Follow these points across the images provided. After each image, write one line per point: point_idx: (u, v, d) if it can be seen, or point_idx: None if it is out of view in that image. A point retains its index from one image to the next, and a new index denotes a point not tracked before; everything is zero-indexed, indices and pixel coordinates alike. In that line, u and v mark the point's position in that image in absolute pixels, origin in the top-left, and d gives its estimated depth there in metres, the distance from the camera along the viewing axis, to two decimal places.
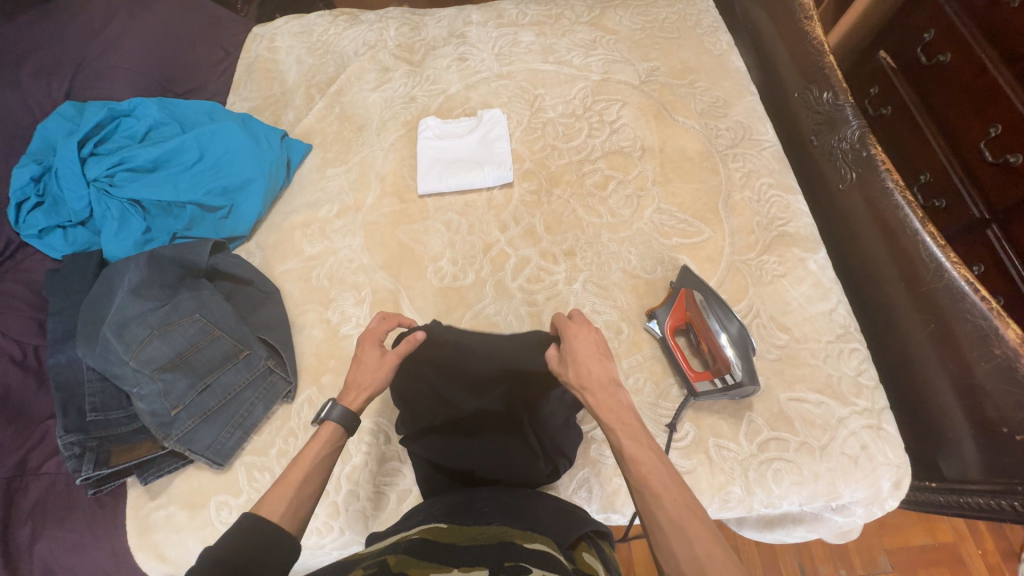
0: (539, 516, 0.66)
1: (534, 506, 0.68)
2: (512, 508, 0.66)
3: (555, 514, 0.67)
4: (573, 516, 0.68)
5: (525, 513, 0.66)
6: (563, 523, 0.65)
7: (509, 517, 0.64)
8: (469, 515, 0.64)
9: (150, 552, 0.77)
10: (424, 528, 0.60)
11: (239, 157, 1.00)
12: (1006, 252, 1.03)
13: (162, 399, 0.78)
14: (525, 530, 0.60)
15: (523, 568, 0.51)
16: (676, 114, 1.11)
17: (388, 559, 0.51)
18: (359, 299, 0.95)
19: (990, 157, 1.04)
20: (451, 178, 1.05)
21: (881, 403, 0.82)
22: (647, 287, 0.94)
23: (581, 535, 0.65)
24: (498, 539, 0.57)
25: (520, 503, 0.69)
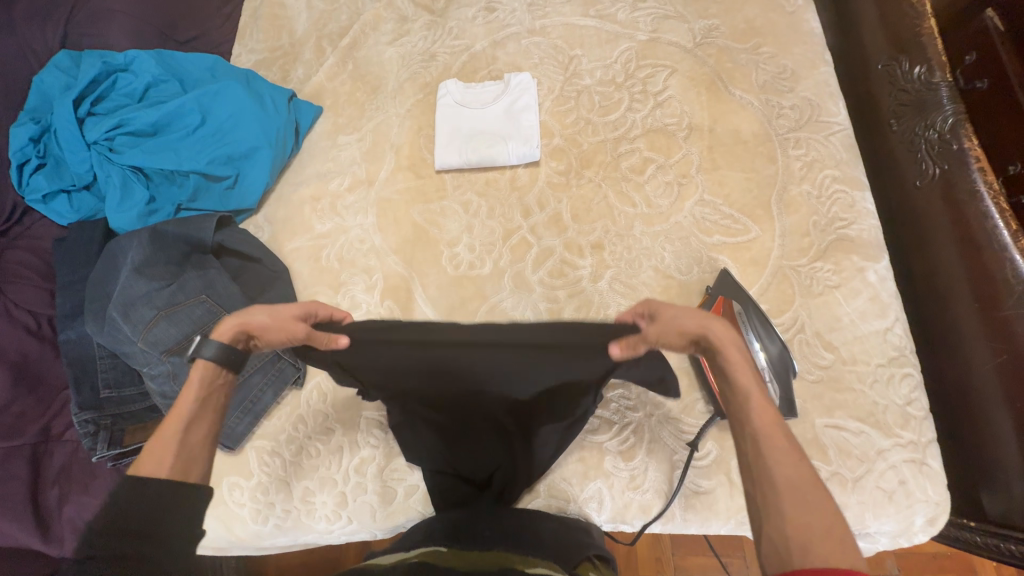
0: (539, 541, 0.61)
1: (536, 532, 0.63)
2: (513, 533, 0.61)
3: (558, 540, 0.62)
4: (575, 541, 0.63)
5: (526, 538, 0.61)
6: (564, 548, 0.60)
7: (511, 542, 0.58)
8: (469, 537, 0.59)
9: None
10: (426, 550, 0.55)
11: (245, 122, 0.92)
12: None
13: (171, 381, 0.77)
14: (528, 555, 0.55)
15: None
16: (732, 87, 0.96)
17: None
18: (370, 285, 0.90)
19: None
20: (471, 154, 0.95)
21: (928, 436, 0.75)
22: (680, 290, 0.85)
23: (585, 558, 0.60)
24: (500, 563, 0.52)
25: (519, 526, 0.64)
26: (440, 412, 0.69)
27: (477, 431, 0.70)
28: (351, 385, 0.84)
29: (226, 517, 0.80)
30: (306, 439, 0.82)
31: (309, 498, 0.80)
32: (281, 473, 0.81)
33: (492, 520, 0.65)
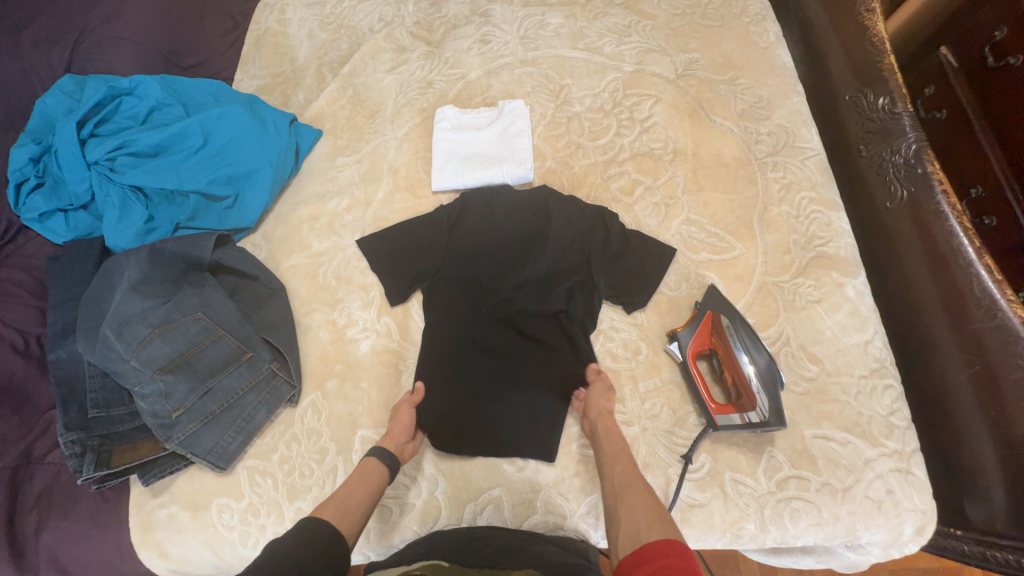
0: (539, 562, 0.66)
1: (536, 556, 0.67)
2: (513, 558, 0.66)
3: (561, 564, 0.66)
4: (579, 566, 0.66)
5: (524, 563, 0.65)
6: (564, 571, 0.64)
7: (510, 568, 0.64)
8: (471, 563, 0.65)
9: (152, 549, 0.78)
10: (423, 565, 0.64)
11: (246, 144, 0.95)
12: None
13: (164, 400, 0.76)
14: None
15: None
16: (713, 115, 1.02)
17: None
18: (366, 302, 0.91)
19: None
20: (467, 176, 0.98)
21: (911, 445, 0.78)
22: (669, 305, 0.88)
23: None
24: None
25: (521, 550, 0.69)
26: (449, 337, 0.88)
27: (478, 365, 0.86)
28: (347, 402, 0.84)
29: (213, 541, 0.78)
30: (299, 458, 0.81)
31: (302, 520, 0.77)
32: (272, 494, 0.79)
33: (496, 541, 0.71)
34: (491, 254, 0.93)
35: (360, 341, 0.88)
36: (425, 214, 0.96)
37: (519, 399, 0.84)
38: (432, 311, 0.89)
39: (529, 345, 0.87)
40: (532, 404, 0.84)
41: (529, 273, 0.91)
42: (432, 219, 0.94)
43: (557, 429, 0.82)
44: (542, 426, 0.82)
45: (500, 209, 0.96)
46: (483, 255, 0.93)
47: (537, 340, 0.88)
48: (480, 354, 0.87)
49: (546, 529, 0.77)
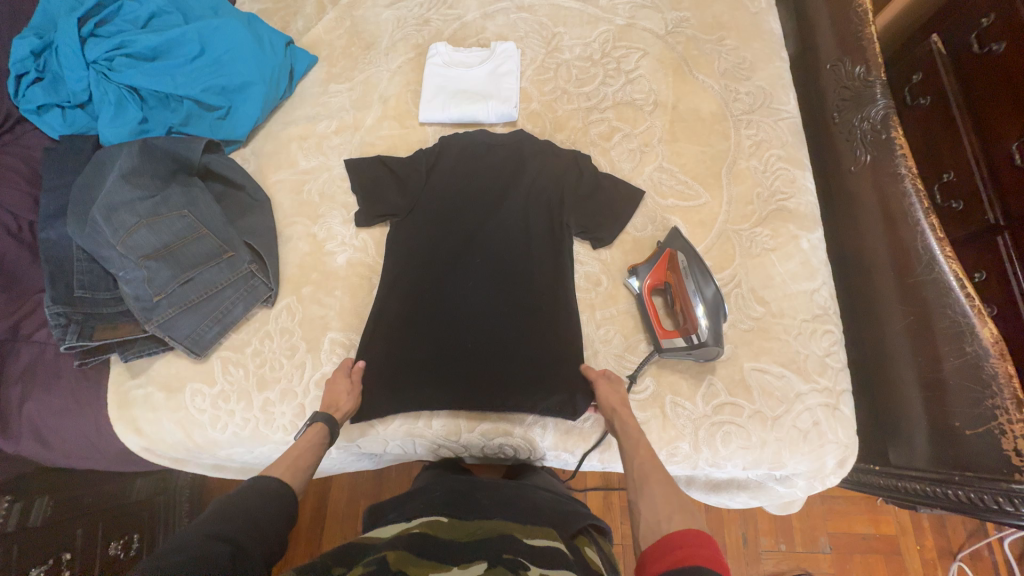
0: (541, 511, 0.70)
1: (533, 502, 0.72)
2: (512, 505, 0.71)
3: (556, 510, 0.71)
4: (573, 511, 0.72)
5: (523, 509, 0.70)
6: (561, 516, 0.70)
7: (511, 514, 0.69)
8: (472, 511, 0.69)
9: (128, 425, 0.84)
10: (425, 521, 0.65)
11: (241, 58, 0.98)
12: (1012, 264, 0.85)
13: (146, 284, 0.81)
14: (527, 526, 0.65)
15: (520, 561, 0.56)
16: (697, 72, 1.05)
17: (388, 555, 0.55)
18: (347, 219, 0.96)
19: (1018, 161, 0.84)
20: (453, 109, 1.01)
21: (842, 385, 0.83)
22: (633, 244, 0.93)
23: (581, 530, 0.69)
24: (501, 539, 0.60)
25: (518, 494, 0.74)
26: (419, 261, 0.92)
27: (451, 291, 0.90)
28: (320, 307, 0.89)
29: (185, 422, 0.84)
30: (271, 353, 0.86)
31: (270, 409, 0.83)
32: (244, 383, 0.85)
33: (492, 490, 0.75)
34: (469, 185, 0.97)
35: (338, 254, 0.93)
36: (403, 157, 0.99)
37: (483, 319, 0.88)
38: (401, 250, 0.92)
39: (500, 275, 0.91)
40: (496, 326, 0.88)
41: (505, 218, 0.94)
42: (411, 160, 0.97)
43: (517, 350, 0.86)
44: (502, 346, 0.86)
45: (479, 153, 0.99)
46: (459, 199, 0.96)
47: (511, 280, 0.90)
48: (450, 276, 0.91)
49: (496, 435, 0.83)
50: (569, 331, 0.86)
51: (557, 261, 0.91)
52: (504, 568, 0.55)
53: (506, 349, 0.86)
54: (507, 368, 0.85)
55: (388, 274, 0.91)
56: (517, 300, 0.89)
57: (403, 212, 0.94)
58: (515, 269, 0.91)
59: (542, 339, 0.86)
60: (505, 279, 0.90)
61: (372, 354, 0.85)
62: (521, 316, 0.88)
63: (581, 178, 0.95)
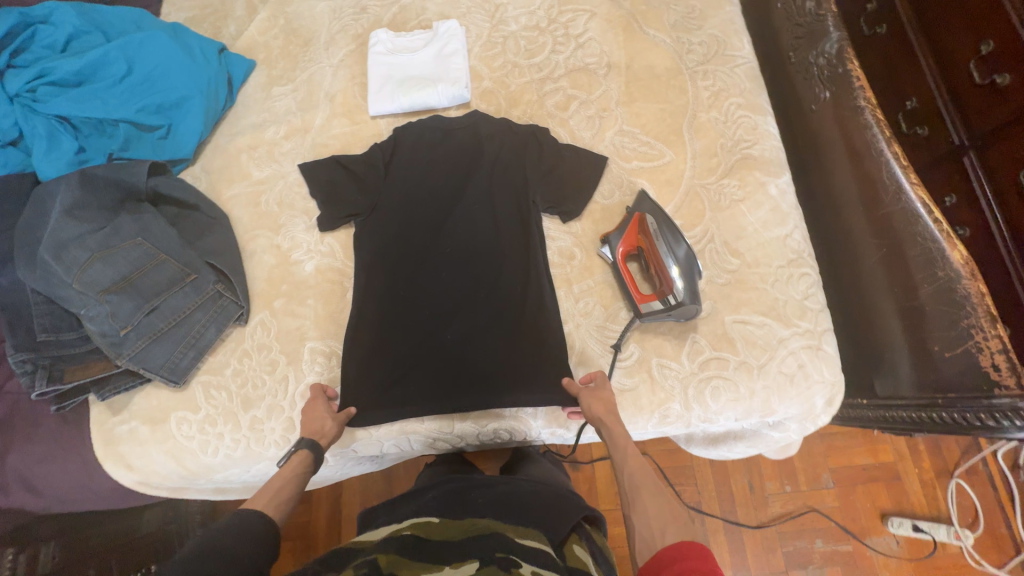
0: (532, 510, 0.71)
1: (525, 501, 0.73)
2: (506, 504, 0.72)
3: (550, 507, 0.72)
4: (567, 508, 0.73)
5: (515, 509, 0.71)
6: (554, 514, 0.71)
7: (502, 515, 0.69)
8: (464, 512, 0.69)
9: (117, 462, 0.83)
10: (415, 522, 0.65)
11: (173, 72, 0.94)
12: (980, 183, 0.81)
13: (110, 319, 0.79)
14: (518, 526, 0.66)
15: (512, 560, 0.57)
16: (647, 27, 1.02)
17: (379, 558, 0.55)
18: (310, 225, 0.93)
19: (979, 79, 0.81)
20: (403, 98, 0.98)
21: (823, 325, 0.84)
22: (603, 213, 0.92)
23: (572, 528, 0.70)
24: (492, 538, 0.61)
25: (511, 492, 0.75)
26: (390, 258, 0.90)
27: (426, 284, 0.89)
28: (294, 318, 0.88)
29: (176, 451, 0.82)
30: (251, 372, 0.84)
31: (258, 427, 0.82)
32: (228, 405, 0.83)
33: (488, 488, 0.75)
34: (429, 174, 0.94)
35: (305, 262, 0.91)
36: (358, 154, 0.96)
37: (460, 308, 0.87)
38: (367, 251, 0.90)
39: (474, 262, 0.89)
40: (474, 313, 0.87)
41: (470, 203, 0.92)
42: (366, 157, 0.94)
43: (498, 334, 0.85)
44: (483, 332, 0.86)
45: (435, 140, 0.96)
46: (421, 191, 0.93)
47: (483, 266, 0.89)
48: (422, 269, 0.89)
49: (488, 420, 0.83)
50: (548, 309, 0.85)
51: (527, 240, 0.89)
52: (497, 567, 0.55)
53: (486, 336, 0.86)
54: (490, 355, 0.84)
55: (357, 278, 0.89)
56: (490, 285, 0.88)
57: (368, 209, 0.92)
58: (487, 253, 0.90)
59: (520, 321, 0.86)
60: (479, 266, 0.89)
61: (352, 362, 0.84)
62: (499, 300, 0.87)
63: (542, 152, 0.93)
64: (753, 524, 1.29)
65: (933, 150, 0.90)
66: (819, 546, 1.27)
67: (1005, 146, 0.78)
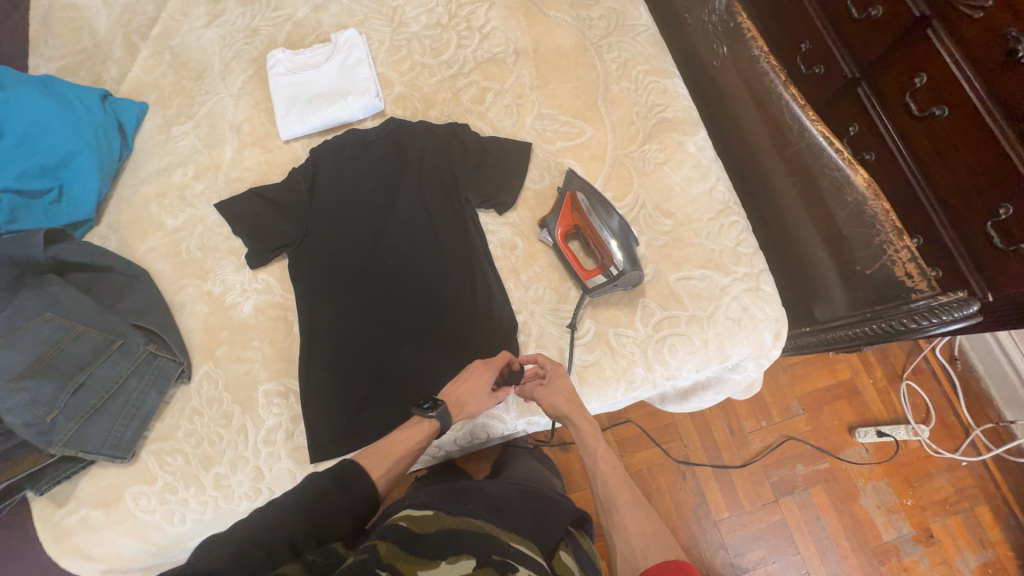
0: (522, 514, 0.71)
1: (513, 504, 0.72)
2: (498, 507, 0.71)
3: (539, 513, 0.72)
4: (557, 514, 0.74)
5: (506, 511, 0.71)
6: (541, 518, 0.71)
7: (495, 516, 0.68)
8: (458, 506, 0.67)
9: (74, 556, 0.76)
10: (411, 513, 0.64)
11: (52, 129, 0.86)
12: (875, 110, 0.88)
13: (32, 407, 0.72)
14: (510, 529, 0.66)
15: (508, 562, 0.57)
16: (546, 9, 1.03)
17: (380, 546, 0.56)
18: (240, 265, 0.89)
19: (857, 14, 0.87)
20: (314, 117, 0.94)
21: (759, 266, 0.88)
22: (537, 198, 0.92)
23: (560, 536, 0.71)
24: (488, 536, 0.61)
25: (502, 495, 0.74)
26: (332, 281, 0.87)
27: (375, 300, 0.87)
28: (241, 363, 0.83)
29: (138, 530, 0.77)
30: (205, 429, 0.80)
31: (224, 484, 0.78)
32: (187, 468, 0.79)
33: (481, 490, 0.74)
34: (356, 188, 0.92)
35: (243, 304, 0.87)
36: (278, 182, 0.92)
37: (414, 318, 0.86)
38: (307, 279, 0.87)
39: (420, 269, 0.88)
40: (429, 320, 0.86)
41: (403, 212, 0.91)
42: (287, 183, 0.90)
43: (457, 336, 0.85)
44: (441, 337, 0.85)
45: (356, 155, 0.93)
46: (351, 209, 0.91)
47: (427, 273, 0.88)
48: (369, 286, 0.87)
49: (463, 424, 0.83)
50: (502, 302, 0.85)
51: (467, 238, 0.89)
52: (494, 569, 0.55)
53: (443, 341, 0.85)
54: (450, 359, 0.84)
55: (301, 310, 0.86)
56: (439, 290, 0.87)
57: (301, 236, 0.89)
58: (430, 258, 0.89)
59: (474, 320, 0.85)
60: (425, 272, 0.88)
61: (312, 396, 0.81)
62: (451, 303, 0.86)
63: (467, 147, 0.92)
64: (739, 464, 1.36)
65: (828, 86, 0.97)
66: (800, 470, 1.36)
67: (891, 71, 0.84)
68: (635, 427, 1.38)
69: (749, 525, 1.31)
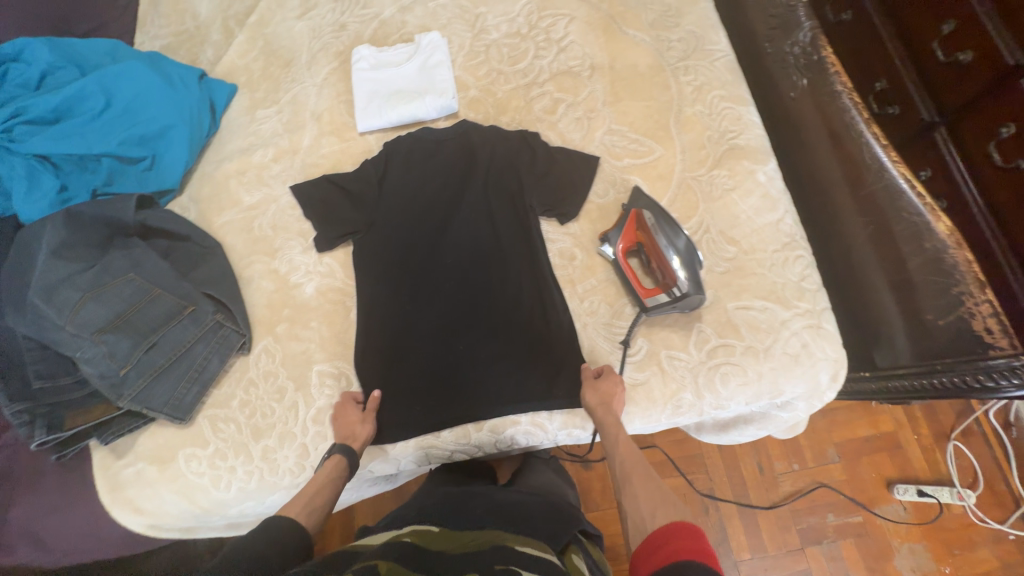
0: (530, 520, 0.71)
1: (529, 511, 0.74)
2: (506, 514, 0.72)
3: (547, 518, 0.73)
4: (566, 519, 0.75)
5: (515, 518, 0.71)
6: (553, 524, 0.72)
7: (501, 523, 0.69)
8: (462, 522, 0.69)
9: (126, 506, 0.80)
10: (414, 531, 0.64)
11: (153, 102, 0.92)
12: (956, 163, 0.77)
13: (109, 359, 0.76)
14: (518, 535, 0.66)
15: (512, 569, 0.56)
16: (626, 27, 1.04)
17: (380, 564, 0.53)
18: (307, 247, 0.92)
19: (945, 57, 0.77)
20: (391, 112, 0.98)
21: (822, 304, 0.86)
22: (599, 212, 0.93)
23: (570, 540, 0.71)
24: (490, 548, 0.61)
25: (510, 505, 0.75)
26: (393, 273, 0.90)
27: (433, 297, 0.88)
28: (299, 342, 0.86)
29: (187, 489, 0.80)
30: (258, 400, 0.83)
31: (271, 456, 0.80)
32: (238, 437, 0.81)
33: (487, 501, 0.75)
34: (424, 185, 0.94)
35: (305, 285, 0.90)
36: (350, 172, 0.95)
37: (469, 318, 0.87)
38: (369, 268, 0.90)
39: (478, 270, 0.90)
40: (484, 321, 0.87)
41: (466, 212, 0.93)
42: (359, 173, 0.93)
43: (515, 339, 0.86)
44: (496, 339, 0.86)
45: (427, 153, 0.96)
46: (417, 204, 0.93)
47: (486, 275, 0.89)
48: (429, 282, 0.89)
49: (505, 427, 0.83)
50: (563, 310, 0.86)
51: (529, 244, 0.90)
52: None
53: (494, 344, 0.85)
54: (501, 363, 0.84)
55: (359, 296, 0.88)
56: (496, 292, 0.88)
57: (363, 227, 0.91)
58: (490, 262, 0.90)
59: (529, 325, 0.86)
60: (484, 273, 0.89)
61: (363, 382, 0.83)
62: (508, 306, 0.87)
63: (535, 155, 0.93)
64: (765, 505, 1.31)
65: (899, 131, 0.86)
66: (831, 520, 1.30)
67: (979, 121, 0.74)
68: (661, 453, 1.35)
69: (771, 570, 1.27)
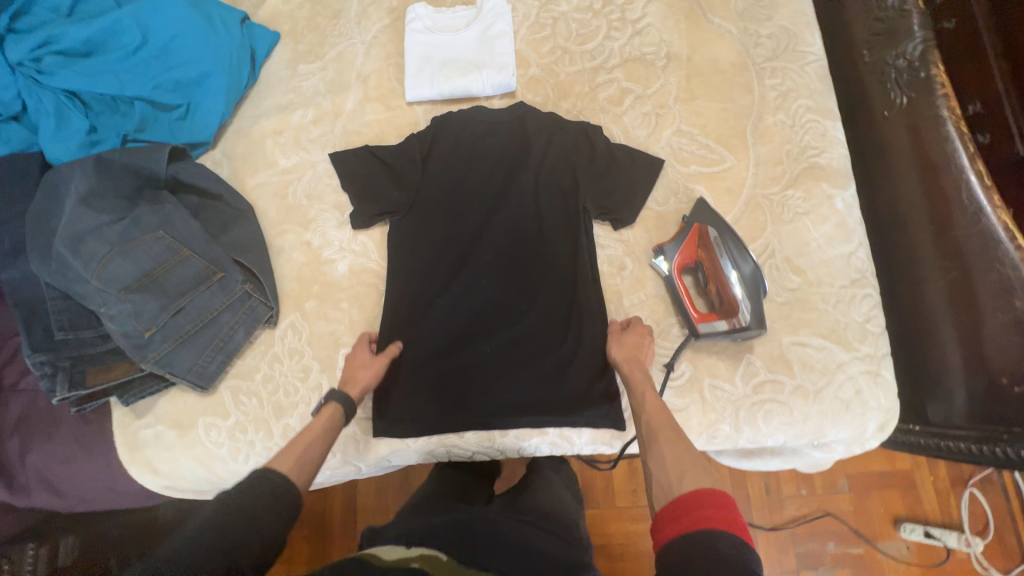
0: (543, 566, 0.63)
1: (539, 552, 0.66)
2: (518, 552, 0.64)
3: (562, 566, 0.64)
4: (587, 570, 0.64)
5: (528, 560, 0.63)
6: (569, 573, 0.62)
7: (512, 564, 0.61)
8: (472, 551, 0.62)
9: (143, 467, 0.79)
10: (423, 556, 0.59)
11: (191, 45, 0.85)
12: None
13: (133, 320, 0.74)
14: None
15: None
16: (711, 15, 0.94)
17: None
18: (342, 221, 0.87)
19: None
20: (444, 84, 0.90)
21: (883, 349, 0.80)
22: (657, 221, 0.86)
23: None
24: None
25: (525, 541, 0.67)
26: (430, 262, 0.85)
27: (469, 291, 0.84)
28: (327, 322, 0.83)
29: (204, 457, 0.79)
30: (281, 377, 0.80)
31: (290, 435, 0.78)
32: (259, 411, 0.79)
33: (501, 531, 0.68)
34: (471, 171, 0.87)
35: (337, 262, 0.85)
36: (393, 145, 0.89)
37: (505, 319, 0.83)
38: (404, 253, 0.85)
39: (519, 269, 0.84)
40: (520, 325, 0.82)
41: (513, 205, 0.86)
42: (402, 149, 0.86)
43: (551, 347, 0.81)
44: (531, 344, 0.81)
45: (478, 135, 0.88)
46: (461, 190, 0.87)
47: (528, 275, 0.84)
48: (466, 275, 0.84)
49: (531, 435, 0.79)
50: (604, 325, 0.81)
51: (577, 248, 0.84)
52: None
53: (528, 350, 0.81)
54: (533, 372, 0.80)
55: (393, 283, 0.84)
56: (536, 295, 0.83)
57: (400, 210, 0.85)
58: (533, 262, 0.84)
59: (567, 333, 0.81)
60: (525, 273, 0.84)
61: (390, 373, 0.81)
62: (547, 311, 0.82)
63: (594, 151, 0.86)
64: (767, 527, 1.30)
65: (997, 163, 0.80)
66: (831, 548, 1.29)
67: None
68: None
69: None
